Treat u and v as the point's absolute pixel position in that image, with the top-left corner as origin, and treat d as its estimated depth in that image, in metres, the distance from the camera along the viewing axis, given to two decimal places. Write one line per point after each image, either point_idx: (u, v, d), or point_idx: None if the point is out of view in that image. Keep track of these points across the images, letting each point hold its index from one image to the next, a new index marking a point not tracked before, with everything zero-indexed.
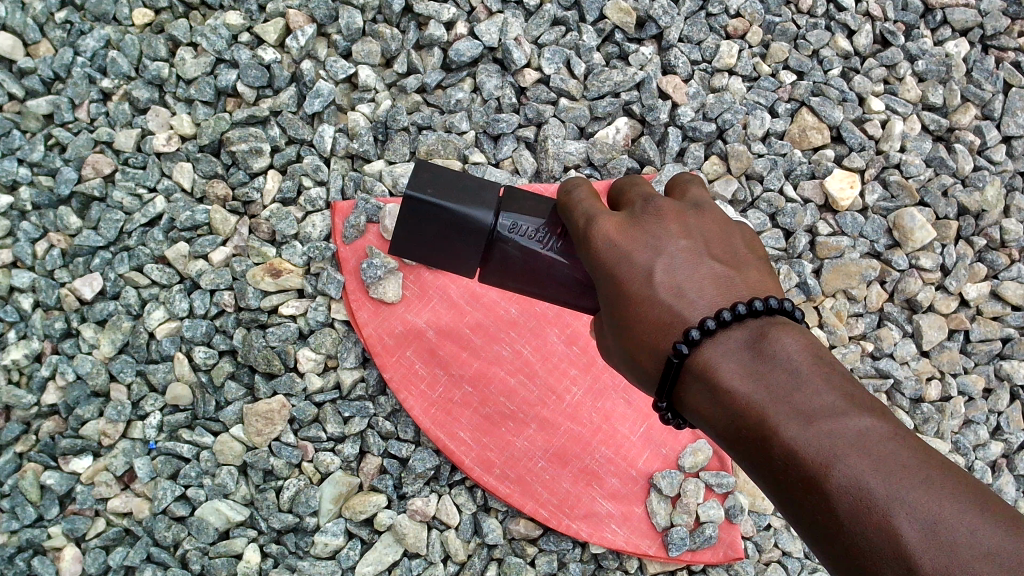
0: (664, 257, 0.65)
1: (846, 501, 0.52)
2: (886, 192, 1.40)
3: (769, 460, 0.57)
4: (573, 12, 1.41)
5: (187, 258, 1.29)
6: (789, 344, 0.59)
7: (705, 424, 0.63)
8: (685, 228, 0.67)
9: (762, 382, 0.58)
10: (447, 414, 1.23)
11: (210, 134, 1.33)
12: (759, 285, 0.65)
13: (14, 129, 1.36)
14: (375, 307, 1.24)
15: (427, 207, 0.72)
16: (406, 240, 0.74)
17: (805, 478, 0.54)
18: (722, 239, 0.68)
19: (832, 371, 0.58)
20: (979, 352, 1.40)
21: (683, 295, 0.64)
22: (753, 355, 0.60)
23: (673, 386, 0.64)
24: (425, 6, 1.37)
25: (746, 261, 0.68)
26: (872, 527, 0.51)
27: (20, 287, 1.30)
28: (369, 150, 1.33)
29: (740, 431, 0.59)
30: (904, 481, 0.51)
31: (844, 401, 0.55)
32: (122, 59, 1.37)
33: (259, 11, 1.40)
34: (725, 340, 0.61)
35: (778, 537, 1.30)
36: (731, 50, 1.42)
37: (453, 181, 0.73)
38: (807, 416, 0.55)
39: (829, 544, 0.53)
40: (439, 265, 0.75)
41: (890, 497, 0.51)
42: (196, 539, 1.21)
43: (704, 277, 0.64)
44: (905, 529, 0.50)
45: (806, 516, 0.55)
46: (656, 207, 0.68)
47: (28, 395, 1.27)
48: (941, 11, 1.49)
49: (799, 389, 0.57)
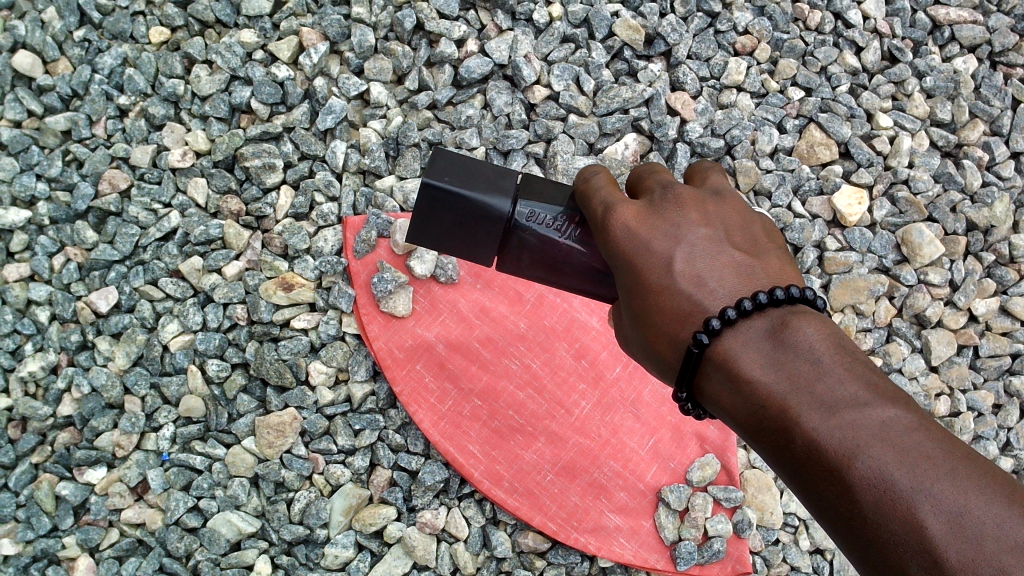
0: (684, 245, 0.64)
1: (870, 493, 0.50)
2: (895, 208, 1.41)
3: (790, 451, 0.55)
4: (582, 29, 1.43)
5: (201, 272, 1.30)
6: (811, 333, 0.58)
7: (725, 415, 0.61)
8: (705, 215, 0.66)
9: (782, 372, 0.57)
10: (456, 427, 1.24)
11: (224, 150, 1.35)
12: (781, 274, 0.64)
13: (33, 145, 1.40)
14: (385, 321, 1.26)
15: (444, 195, 0.73)
16: (423, 228, 0.75)
17: (827, 469, 0.53)
18: (742, 226, 0.67)
19: (855, 360, 0.56)
20: (988, 368, 1.40)
21: (703, 284, 0.62)
22: (773, 345, 0.58)
23: (693, 376, 0.63)
24: (436, 24, 1.39)
25: (767, 249, 0.66)
26: (896, 519, 0.49)
27: (38, 300, 1.33)
28: (380, 166, 1.34)
29: (760, 422, 0.58)
30: (929, 472, 0.49)
31: (867, 390, 0.54)
32: (139, 76, 1.40)
33: (273, 29, 1.42)
34: (746, 329, 0.60)
35: (787, 552, 1.30)
36: (739, 67, 1.43)
37: (470, 169, 0.74)
38: (829, 406, 0.54)
39: (853, 537, 0.52)
40: (457, 252, 0.76)
41: (916, 489, 0.49)
42: (208, 549, 1.23)
43: (724, 266, 0.63)
44: (931, 522, 0.48)
45: (829, 509, 0.53)
46: (675, 194, 0.67)
47: (44, 407, 1.29)
48: (949, 28, 1.50)
49: (822, 378, 0.55)
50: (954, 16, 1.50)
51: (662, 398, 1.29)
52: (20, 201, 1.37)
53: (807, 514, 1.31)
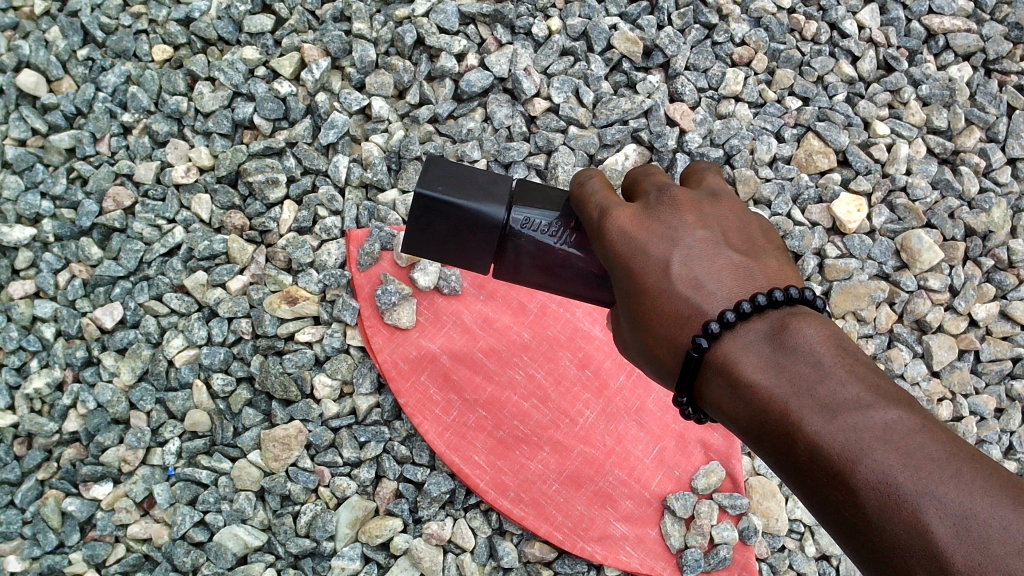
0: (681, 247, 0.65)
1: (874, 496, 0.51)
2: (893, 215, 1.42)
3: (792, 455, 0.56)
4: (581, 42, 1.44)
5: (205, 287, 1.31)
6: (811, 334, 0.58)
7: (726, 419, 0.62)
8: (702, 217, 0.67)
9: (783, 376, 0.57)
10: (460, 438, 1.25)
11: (228, 166, 1.36)
12: (779, 274, 0.65)
13: (37, 163, 1.41)
14: (389, 333, 1.26)
15: (438, 204, 0.74)
16: (419, 238, 0.76)
17: (830, 473, 0.53)
18: (739, 227, 0.68)
19: (855, 361, 0.57)
20: (989, 372, 1.41)
21: (701, 287, 0.63)
22: (773, 347, 0.59)
23: (693, 380, 0.63)
24: (436, 39, 1.41)
25: (765, 250, 0.67)
26: (900, 523, 0.50)
27: (43, 316, 1.34)
28: (382, 179, 1.35)
29: (762, 426, 0.58)
30: (933, 474, 0.50)
31: (869, 392, 0.55)
32: (143, 94, 1.41)
33: (275, 45, 1.44)
34: (746, 332, 0.61)
35: (793, 558, 1.30)
36: (737, 77, 1.45)
37: (463, 178, 0.75)
38: (830, 409, 0.55)
39: (858, 542, 0.52)
40: (452, 260, 0.77)
41: (920, 492, 0.50)
42: (214, 564, 1.23)
43: (722, 267, 0.64)
44: (936, 525, 0.49)
45: (834, 513, 0.54)
46: (671, 196, 0.68)
47: (50, 423, 1.30)
48: (944, 36, 1.52)
49: (822, 380, 0.56)
50: (948, 25, 1.52)
51: (667, 407, 1.29)
52: (25, 218, 1.39)
53: (812, 520, 1.31)
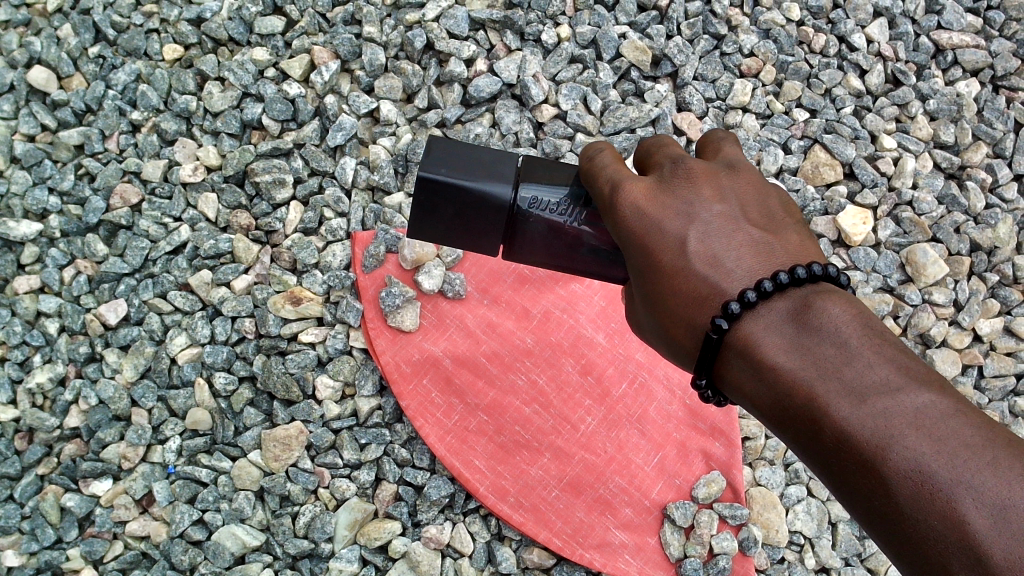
0: (698, 223, 0.65)
1: (906, 486, 0.50)
2: (898, 228, 1.42)
3: (821, 442, 0.56)
4: (590, 50, 1.45)
5: (210, 286, 1.31)
6: (837, 313, 0.58)
7: (749, 403, 0.62)
8: (719, 190, 0.67)
9: (807, 359, 0.57)
10: (462, 442, 1.24)
11: (235, 166, 1.37)
12: (800, 250, 0.65)
13: (46, 158, 1.42)
14: (393, 335, 1.27)
15: (442, 187, 0.74)
16: (425, 222, 0.76)
17: (861, 461, 0.53)
18: (758, 201, 0.67)
19: (883, 343, 0.56)
20: (993, 388, 1.39)
21: (719, 265, 0.63)
22: (797, 328, 0.59)
23: (715, 363, 0.64)
24: (446, 44, 1.41)
25: (785, 224, 0.67)
26: (935, 513, 0.49)
27: (47, 312, 1.34)
28: (389, 182, 1.36)
29: (786, 411, 0.58)
30: (967, 461, 0.49)
31: (900, 375, 0.54)
32: (153, 92, 1.42)
33: (285, 47, 1.45)
34: (767, 313, 0.61)
35: (793, 570, 1.29)
36: (745, 89, 1.46)
37: (465, 160, 0.75)
38: (859, 394, 0.54)
39: (890, 533, 0.52)
40: (460, 244, 0.77)
41: (955, 481, 0.49)
42: (212, 563, 1.22)
43: (741, 244, 0.64)
44: (973, 516, 0.48)
45: (863, 503, 0.53)
46: (686, 168, 0.68)
47: (51, 418, 1.29)
48: (952, 52, 1.52)
49: (849, 363, 0.56)
50: (956, 41, 1.52)
51: (669, 416, 1.29)
52: (32, 214, 1.39)
53: (813, 532, 1.30)
